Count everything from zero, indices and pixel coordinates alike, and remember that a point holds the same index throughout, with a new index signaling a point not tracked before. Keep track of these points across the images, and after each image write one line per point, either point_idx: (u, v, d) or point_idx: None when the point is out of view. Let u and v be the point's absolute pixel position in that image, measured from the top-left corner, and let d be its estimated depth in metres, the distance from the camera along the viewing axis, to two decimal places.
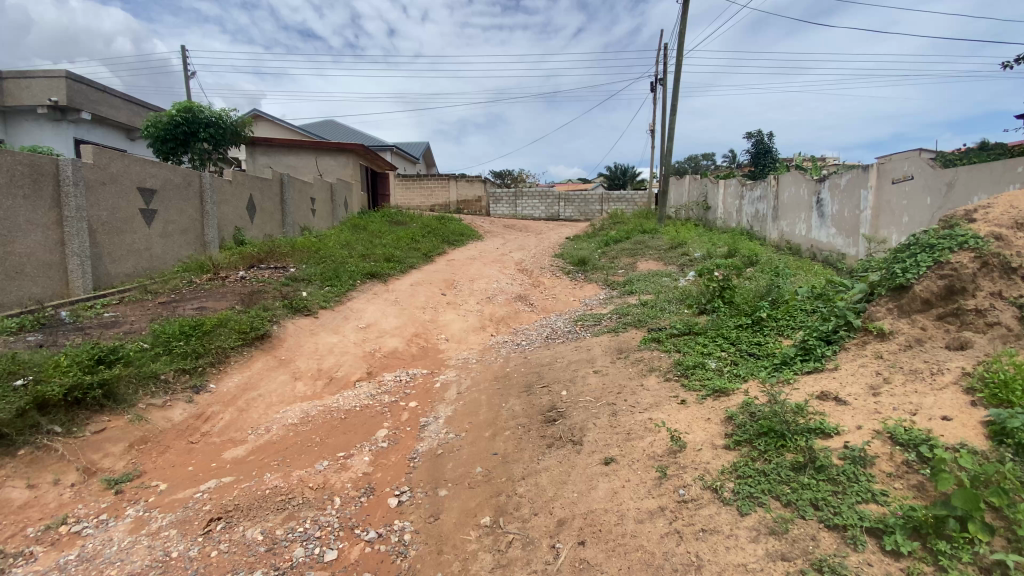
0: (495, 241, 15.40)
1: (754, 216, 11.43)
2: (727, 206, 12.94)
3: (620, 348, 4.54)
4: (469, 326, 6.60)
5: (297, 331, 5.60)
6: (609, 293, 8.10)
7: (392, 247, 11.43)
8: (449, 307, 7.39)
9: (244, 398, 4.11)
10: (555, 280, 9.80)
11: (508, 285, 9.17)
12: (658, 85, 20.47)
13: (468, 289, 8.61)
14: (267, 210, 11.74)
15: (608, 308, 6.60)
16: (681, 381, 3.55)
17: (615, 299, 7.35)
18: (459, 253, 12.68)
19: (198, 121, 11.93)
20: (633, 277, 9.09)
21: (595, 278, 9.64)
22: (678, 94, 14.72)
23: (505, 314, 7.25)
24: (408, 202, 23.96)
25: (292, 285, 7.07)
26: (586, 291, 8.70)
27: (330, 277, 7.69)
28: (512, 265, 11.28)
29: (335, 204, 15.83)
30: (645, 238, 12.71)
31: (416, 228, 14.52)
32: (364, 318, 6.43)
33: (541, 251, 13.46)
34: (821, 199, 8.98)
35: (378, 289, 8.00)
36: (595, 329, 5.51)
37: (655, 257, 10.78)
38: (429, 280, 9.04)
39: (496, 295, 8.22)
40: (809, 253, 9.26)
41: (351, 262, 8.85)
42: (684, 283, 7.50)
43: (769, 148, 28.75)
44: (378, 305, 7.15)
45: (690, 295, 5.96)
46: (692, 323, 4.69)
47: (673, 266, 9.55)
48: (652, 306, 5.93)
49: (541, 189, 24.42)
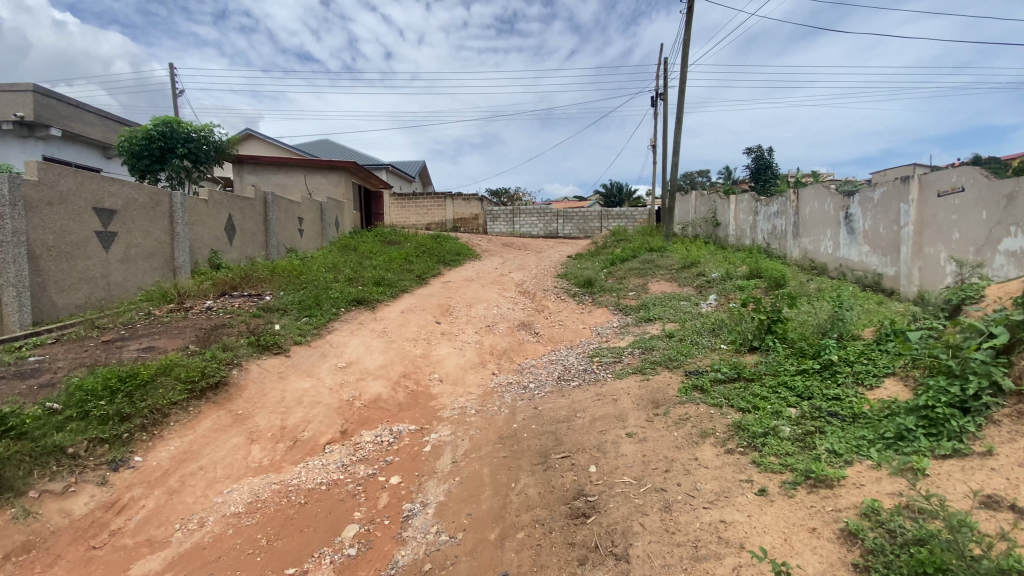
0: (493, 261, 14.58)
1: (771, 233, 10.67)
2: (740, 222, 12.18)
3: (654, 398, 3.67)
4: (466, 362, 5.71)
5: (262, 376, 4.72)
6: (623, 320, 7.24)
7: (382, 269, 10.58)
8: (444, 339, 6.50)
9: (178, 476, 3.23)
10: (560, 304, 8.94)
11: (510, 310, 8.31)
12: (658, 101, 20.04)
13: (465, 316, 7.75)
14: (248, 231, 10.91)
15: (626, 340, 5.74)
16: (749, 454, 2.68)
17: (632, 328, 6.48)
18: (455, 275, 11.84)
19: (175, 137, 11.17)
20: (648, 300, 8.23)
21: (604, 301, 8.80)
22: (682, 109, 14.18)
23: (508, 345, 6.36)
24: (403, 221, 23.20)
25: (264, 316, 6.20)
26: (596, 317, 7.85)
27: (310, 306, 6.83)
28: (512, 288, 10.44)
29: (325, 223, 15.04)
30: (654, 257, 11.92)
31: (409, 248, 13.70)
32: (345, 355, 5.54)
33: (543, 271, 12.64)
34: (850, 214, 8.22)
35: (364, 319, 7.12)
36: (618, 369, 4.64)
37: (666, 278, 9.98)
38: (421, 306, 8.18)
39: (496, 322, 7.36)
40: (838, 272, 8.48)
41: (335, 287, 7.98)
42: (710, 310, 6.67)
43: (770, 164, 28.36)
44: (363, 338, 6.27)
45: (723, 326, 5.12)
46: (740, 366, 3.84)
47: (690, 289, 8.72)
48: (681, 340, 5.08)
49: (540, 206, 23.77)
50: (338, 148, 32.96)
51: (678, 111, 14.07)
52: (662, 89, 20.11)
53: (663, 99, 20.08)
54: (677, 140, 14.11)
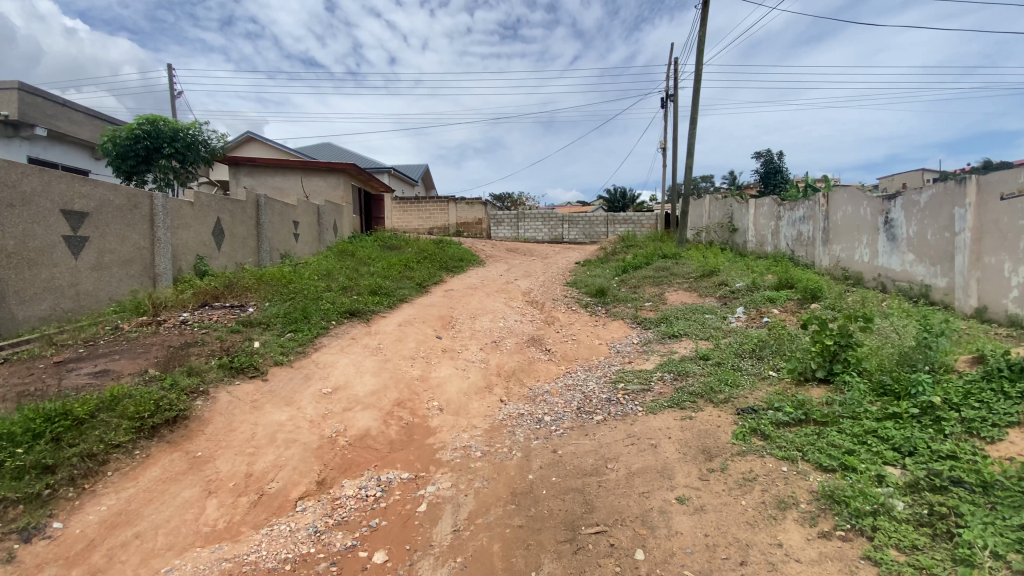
0: (498, 267, 13.89)
1: (796, 240, 9.97)
2: (760, 227, 11.47)
3: (704, 445, 2.99)
4: (470, 386, 5.02)
5: (231, 405, 4.03)
6: (643, 336, 6.52)
7: (380, 277, 9.92)
8: (445, 357, 5.80)
9: (105, 549, 2.57)
10: (571, 316, 8.24)
11: (517, 323, 7.61)
12: (667, 102, 19.43)
13: (468, 330, 7.06)
14: (239, 235, 10.28)
15: (652, 362, 5.04)
16: (857, 542, 2.01)
17: (657, 346, 5.77)
18: (458, 282, 11.16)
19: (162, 137, 10.59)
20: (667, 312, 7.53)
21: (619, 312, 8.11)
22: (697, 109, 13.52)
23: (517, 364, 5.66)
24: (405, 225, 22.50)
25: (243, 332, 5.52)
26: (612, 331, 7.14)
27: (297, 320, 6.15)
28: (518, 297, 9.76)
29: (323, 228, 14.43)
30: (669, 264, 11.23)
31: (410, 254, 13.04)
32: (331, 379, 4.84)
33: (550, 279, 11.95)
34: (891, 219, 7.53)
35: (357, 334, 6.43)
36: (651, 401, 3.95)
37: (684, 287, 9.30)
38: (421, 317, 7.49)
39: (503, 337, 6.67)
40: (876, 283, 7.78)
41: (326, 297, 7.31)
42: (744, 327, 5.96)
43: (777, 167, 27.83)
44: (354, 357, 5.58)
45: (770, 352, 4.44)
46: (807, 405, 3.17)
47: (713, 300, 8.01)
48: (720, 365, 4.40)
49: (544, 211, 23.13)
50: (341, 151, 32.45)
51: (692, 111, 13.41)
52: (672, 90, 19.51)
53: (673, 100, 19.48)
54: (692, 142, 13.44)
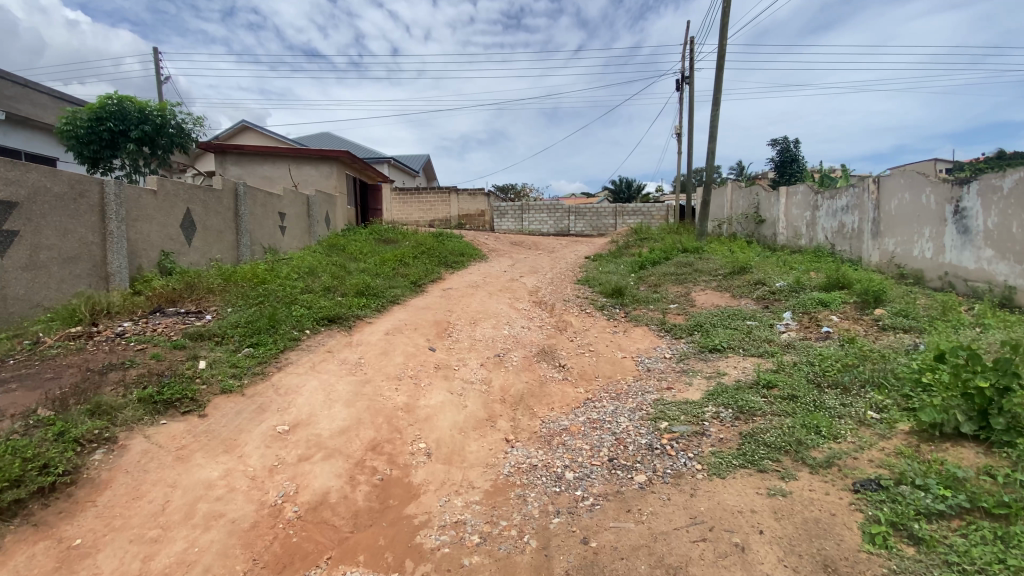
0: (501, 263, 12.84)
1: (838, 232, 8.83)
2: (793, 219, 10.33)
3: (824, 555, 1.95)
4: (467, 418, 3.97)
5: (146, 459, 3.05)
6: (677, 349, 5.45)
7: (369, 275, 8.88)
8: (437, 376, 4.74)
9: None
10: (585, 321, 7.17)
11: (524, 329, 6.54)
12: (682, 85, 18.22)
13: (467, 338, 6.00)
14: (214, 229, 9.25)
15: (699, 390, 3.97)
16: None
17: (698, 365, 4.69)
18: (457, 280, 10.10)
19: (128, 119, 9.81)
20: (698, 318, 6.47)
21: (641, 316, 7.06)
22: (719, 88, 12.30)
23: (525, 386, 4.60)
24: (405, 217, 21.70)
25: (189, 348, 4.49)
26: (637, 339, 6.08)
27: (262, 331, 5.12)
28: (525, 297, 8.71)
29: (314, 220, 13.36)
30: (691, 259, 10.14)
31: (406, 248, 11.96)
32: (291, 413, 3.82)
33: (559, 276, 10.89)
34: (963, 208, 6.39)
35: (334, 345, 5.40)
36: (713, 456, 2.90)
37: (711, 286, 8.26)
38: (412, 323, 6.43)
39: (508, 347, 5.61)
40: (943, 284, 6.65)
41: (303, 300, 6.29)
42: (803, 341, 4.88)
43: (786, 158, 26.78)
44: (327, 378, 4.54)
45: (872, 390, 3.33)
46: (969, 484, 2.11)
47: (750, 303, 6.95)
48: (801, 403, 3.32)
49: (550, 202, 21.99)
50: (339, 140, 31.33)
51: (715, 91, 12.21)
52: (687, 72, 18.27)
53: (688, 84, 18.26)
54: (714, 124, 12.25)
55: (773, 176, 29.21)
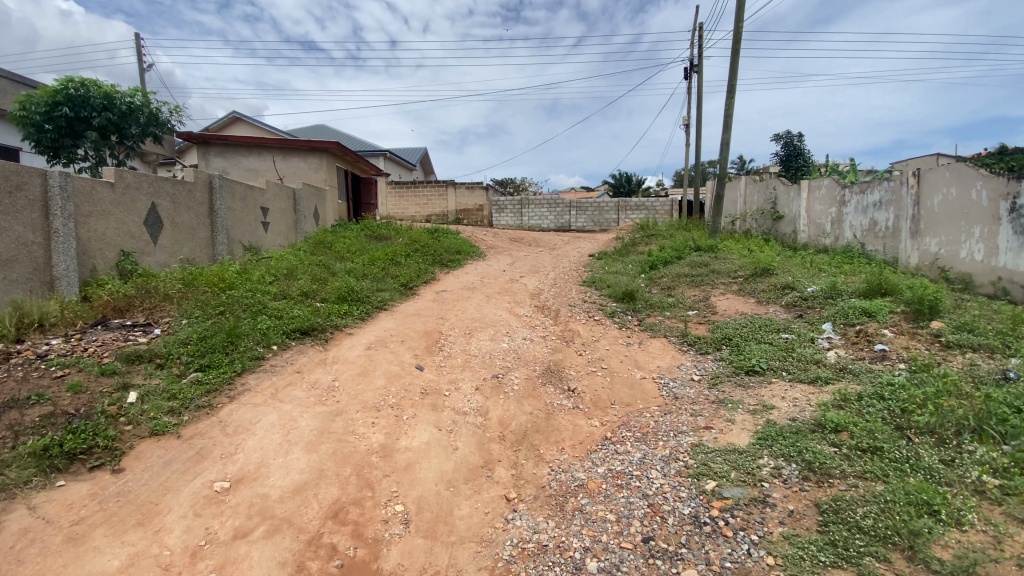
0: (500, 261, 12.05)
1: (869, 230, 8.04)
2: (815, 215, 9.53)
3: None
4: (458, 466, 3.20)
5: (23, 544, 2.38)
6: (706, 370, 4.67)
7: (356, 276, 8.10)
8: (423, 405, 3.96)
9: None
10: (594, 330, 6.38)
11: (526, 340, 5.75)
12: (690, 74, 17.38)
13: (461, 352, 5.21)
14: (185, 225, 8.43)
15: (748, 433, 3.20)
16: None
17: (736, 393, 3.91)
18: (453, 281, 9.30)
19: (90, 104, 8.92)
20: (724, 329, 5.69)
21: (657, 325, 6.30)
22: (735, 73, 11.44)
23: (528, 418, 3.81)
24: (401, 211, 20.85)
25: (121, 374, 3.74)
26: (655, 355, 5.30)
27: (217, 349, 4.34)
28: (526, 300, 7.94)
29: (300, 215, 12.53)
30: (705, 259, 9.38)
31: (399, 246, 11.15)
32: (236, 462, 3.09)
33: (562, 276, 10.12)
34: (1022, 205, 5.61)
35: (305, 364, 4.62)
36: (792, 548, 2.14)
37: (731, 290, 7.49)
38: (398, 335, 5.64)
39: (509, 366, 4.82)
40: (997, 291, 5.86)
41: (273, 308, 5.51)
42: (859, 365, 4.10)
43: (794, 152, 25.84)
44: (290, 409, 3.78)
45: (984, 446, 2.59)
46: None
47: (780, 312, 6.17)
48: (895, 463, 2.56)
49: (551, 196, 21.16)
50: (333, 132, 30.35)
51: (730, 76, 11.35)
52: (695, 60, 17.42)
53: (696, 73, 17.42)
54: (729, 113, 11.41)
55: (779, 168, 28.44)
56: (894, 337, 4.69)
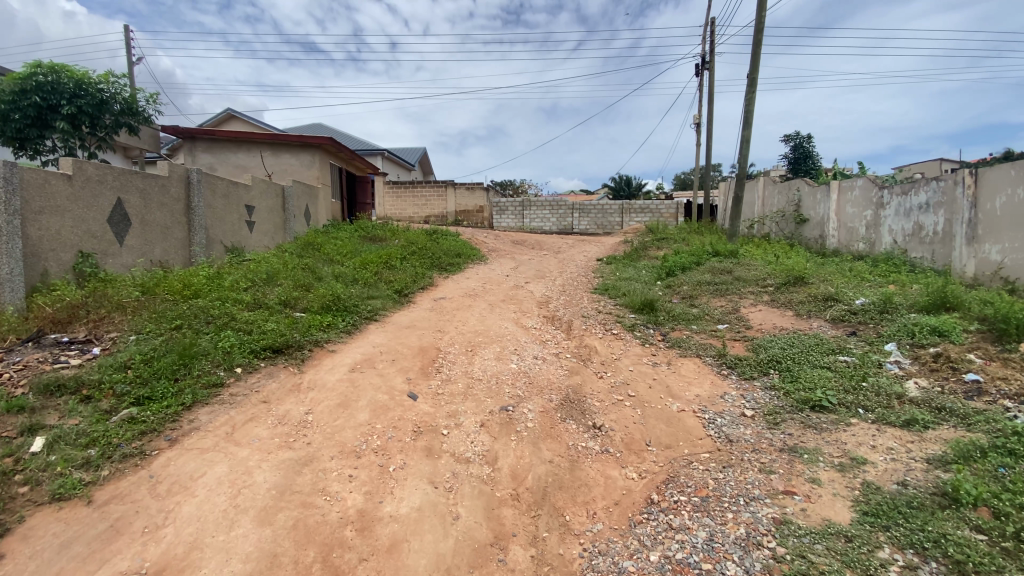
0: (502, 265, 11.27)
1: (915, 234, 7.25)
2: (846, 218, 8.76)
3: None
4: (460, 548, 2.48)
5: None
6: (758, 402, 3.87)
7: (345, 281, 7.31)
8: (415, 449, 3.19)
9: None
10: (613, 346, 5.58)
11: (537, 359, 4.94)
12: (702, 72, 16.65)
13: (462, 374, 4.41)
14: (157, 224, 7.62)
15: (846, 505, 2.46)
16: None
17: (808, 441, 3.12)
18: (452, 287, 8.51)
19: (58, 91, 8.08)
20: (767, 348, 4.89)
21: (685, 341, 5.51)
22: (756, 65, 10.64)
23: (547, 469, 3.04)
24: (399, 212, 20.06)
25: (33, 411, 2.97)
26: (690, 379, 4.50)
27: (163, 376, 3.56)
28: (534, 310, 7.17)
29: (289, 214, 11.73)
30: (728, 265, 8.63)
31: (395, 248, 10.36)
32: (161, 541, 2.37)
33: (571, 282, 9.36)
34: None
35: (273, 392, 3.84)
36: None
37: (762, 300, 6.72)
38: (388, 352, 4.84)
39: (519, 394, 4.00)
40: None
41: (243, 321, 4.73)
42: (957, 403, 3.32)
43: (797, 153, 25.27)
44: (245, 456, 3.01)
45: None
46: None
47: (828, 329, 5.39)
48: None
49: (553, 198, 20.40)
50: (329, 129, 29.55)
51: (751, 69, 10.56)
52: (707, 56, 16.69)
53: (708, 69, 16.69)
54: (751, 108, 10.64)
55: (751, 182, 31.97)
56: (985, 365, 3.91)
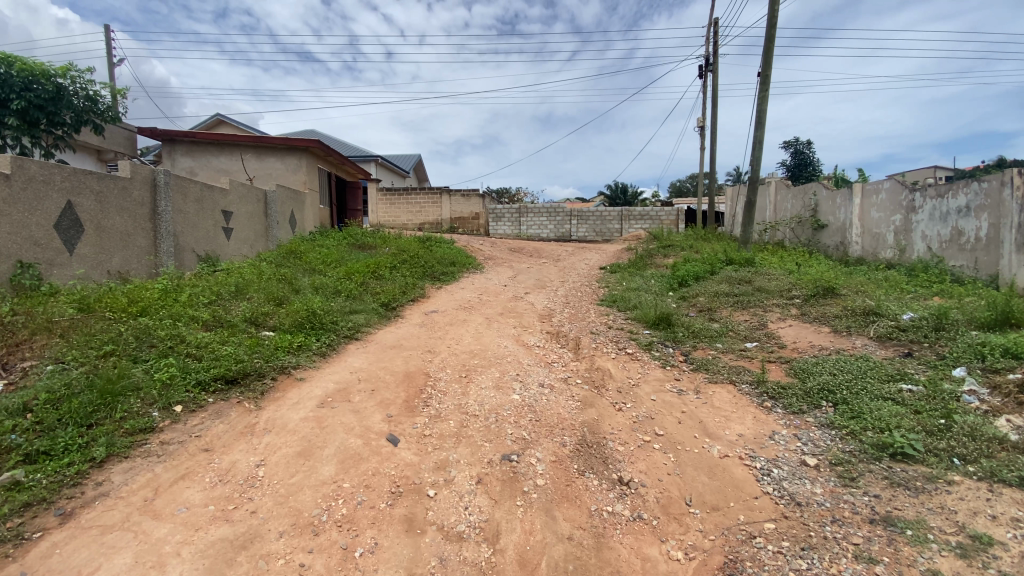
0: (500, 274, 10.55)
1: (954, 239, 6.60)
2: (871, 223, 8.12)
3: None
4: None
5: None
6: (818, 446, 3.16)
7: (325, 293, 6.58)
8: (391, 520, 2.47)
9: None
10: (630, 368, 4.85)
11: (544, 387, 4.19)
12: (705, 74, 16.10)
13: (454, 408, 3.67)
14: (116, 231, 6.84)
15: None
16: None
17: (905, 508, 2.43)
18: (445, 298, 7.79)
19: (9, 84, 7.34)
20: (812, 372, 4.18)
21: (712, 363, 4.79)
22: (769, 63, 10.01)
23: (565, 550, 2.36)
24: (392, 219, 19.37)
25: None
26: (727, 412, 3.78)
27: (70, 424, 2.84)
28: (536, 325, 6.45)
29: (271, 220, 10.97)
30: (745, 275, 7.97)
31: (384, 256, 9.63)
32: None
33: (574, 292, 8.66)
34: None
35: (218, 438, 3.10)
36: None
37: (790, 314, 6.03)
38: (368, 380, 4.09)
39: (526, 436, 3.26)
40: None
41: (194, 344, 3.98)
42: None
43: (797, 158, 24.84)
44: (162, 538, 2.30)
45: None
46: None
47: (875, 349, 4.69)
48: None
49: (551, 205, 19.76)
50: (321, 134, 28.80)
51: (763, 66, 9.94)
52: (710, 58, 16.15)
53: (711, 71, 16.15)
54: (763, 108, 10.04)
55: (739, 173, 34.73)
56: None
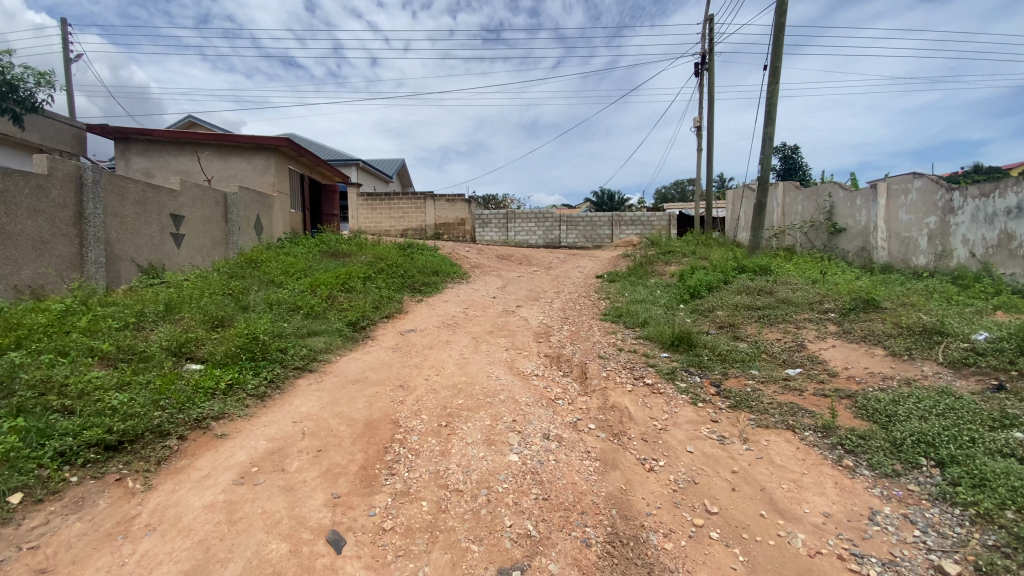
0: (488, 284, 9.56)
1: (1005, 243, 5.81)
2: (899, 227, 7.35)
3: None
4: None
5: None
6: (948, 539, 2.27)
7: (280, 311, 5.51)
8: None
9: None
10: (653, 405, 3.88)
11: (549, 438, 3.20)
12: (700, 73, 15.41)
13: (428, 479, 2.65)
14: (27, 237, 5.68)
15: None
16: None
17: None
18: (426, 314, 6.77)
19: None
20: (894, 415, 3.25)
21: (755, 398, 3.84)
22: (779, 55, 9.25)
23: None
24: (375, 225, 17.94)
25: None
26: (796, 474, 2.83)
27: None
28: (532, 346, 5.46)
29: (232, 226, 9.82)
30: (764, 284, 7.10)
31: (358, 264, 8.56)
32: None
33: (572, 305, 7.71)
34: None
35: (66, 550, 2.05)
36: None
37: (829, 332, 5.14)
38: (314, 435, 3.05)
39: (533, 529, 2.27)
40: None
41: (73, 391, 2.90)
42: None
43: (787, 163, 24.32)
44: None
45: None
46: None
47: (953, 380, 3.80)
48: None
49: (539, 210, 18.89)
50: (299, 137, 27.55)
51: (773, 58, 9.18)
52: (706, 57, 15.47)
53: (707, 71, 15.48)
54: (772, 104, 9.27)
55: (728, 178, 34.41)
56: None
